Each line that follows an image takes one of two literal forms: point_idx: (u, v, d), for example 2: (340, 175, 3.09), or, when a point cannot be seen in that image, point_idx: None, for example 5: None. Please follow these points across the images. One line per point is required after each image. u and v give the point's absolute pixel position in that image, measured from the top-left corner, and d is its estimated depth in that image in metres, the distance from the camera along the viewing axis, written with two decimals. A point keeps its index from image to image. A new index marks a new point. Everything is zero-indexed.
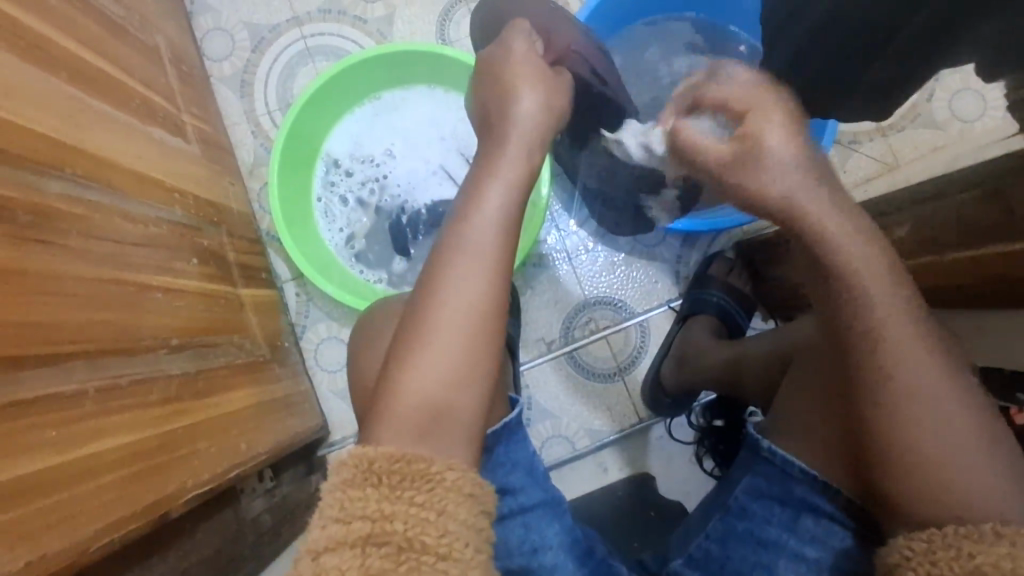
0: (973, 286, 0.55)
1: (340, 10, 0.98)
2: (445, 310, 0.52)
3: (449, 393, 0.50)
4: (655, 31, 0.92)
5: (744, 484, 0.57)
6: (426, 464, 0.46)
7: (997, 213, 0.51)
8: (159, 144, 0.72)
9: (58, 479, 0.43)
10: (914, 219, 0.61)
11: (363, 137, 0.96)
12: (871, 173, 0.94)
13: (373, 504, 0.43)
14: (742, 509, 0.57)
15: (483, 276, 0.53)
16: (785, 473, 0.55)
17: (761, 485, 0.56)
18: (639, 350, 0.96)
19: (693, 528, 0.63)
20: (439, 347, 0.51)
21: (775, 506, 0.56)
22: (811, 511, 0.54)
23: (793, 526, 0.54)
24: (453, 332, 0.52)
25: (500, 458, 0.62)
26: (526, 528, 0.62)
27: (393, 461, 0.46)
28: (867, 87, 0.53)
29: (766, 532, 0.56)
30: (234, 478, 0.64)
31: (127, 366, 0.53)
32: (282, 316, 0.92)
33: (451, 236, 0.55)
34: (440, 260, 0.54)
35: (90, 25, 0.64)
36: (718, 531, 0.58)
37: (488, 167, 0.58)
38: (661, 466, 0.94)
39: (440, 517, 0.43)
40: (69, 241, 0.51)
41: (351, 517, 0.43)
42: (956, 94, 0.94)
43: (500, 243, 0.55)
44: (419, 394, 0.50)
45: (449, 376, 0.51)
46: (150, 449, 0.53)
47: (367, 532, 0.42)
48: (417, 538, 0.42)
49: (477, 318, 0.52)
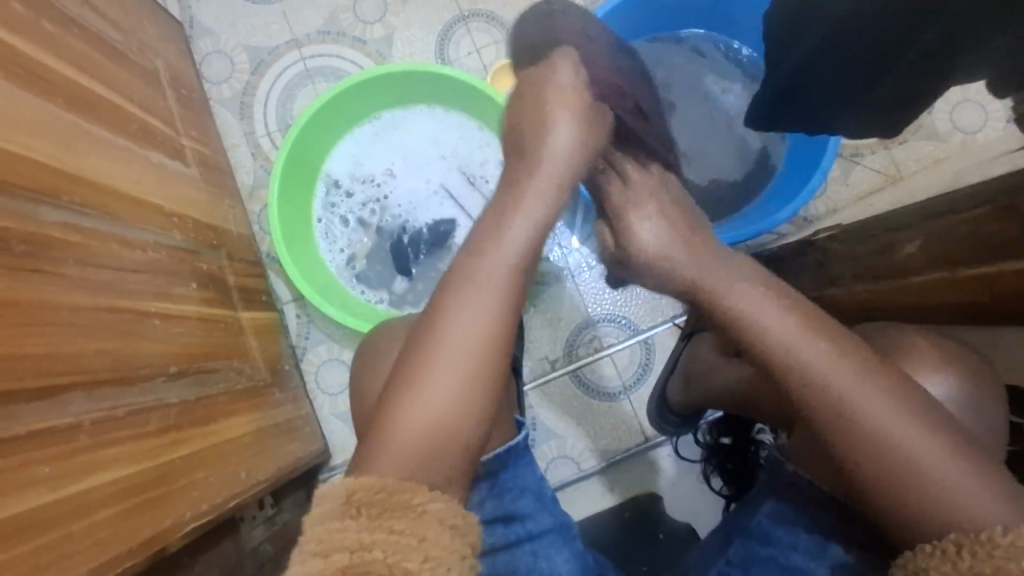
0: (987, 305, 0.54)
1: (340, 31, 0.98)
2: (455, 336, 0.53)
3: (459, 422, 0.50)
4: (667, 52, 0.92)
5: (765, 509, 0.58)
6: (409, 495, 0.44)
7: (1009, 230, 0.49)
8: (157, 168, 0.72)
9: (50, 518, 0.41)
10: (925, 235, 0.59)
11: (363, 157, 0.96)
12: (873, 187, 0.94)
13: (353, 534, 0.41)
14: (766, 534, 0.57)
15: (492, 305, 0.55)
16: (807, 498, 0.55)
17: (783, 511, 0.57)
18: (644, 367, 0.94)
19: (711, 550, 0.62)
20: (447, 375, 0.51)
21: (801, 533, 0.56)
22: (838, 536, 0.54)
23: (818, 553, 0.54)
24: (459, 361, 0.52)
25: (507, 484, 0.63)
26: (536, 557, 0.61)
27: (374, 492, 0.44)
28: (870, 106, 0.53)
29: (790, 559, 0.56)
30: (233, 508, 0.63)
31: (123, 396, 0.52)
32: (282, 339, 0.91)
33: (466, 265, 0.57)
34: (458, 286, 0.56)
35: (88, 51, 0.64)
36: (740, 555, 0.58)
37: (514, 198, 0.60)
38: (669, 486, 0.92)
39: (422, 543, 0.42)
40: (64, 270, 0.50)
41: (331, 549, 0.40)
42: (957, 105, 0.94)
43: (507, 275, 0.56)
44: (425, 422, 0.49)
45: (457, 404, 0.51)
46: (145, 482, 0.52)
47: (347, 563, 0.40)
48: (400, 564, 0.40)
49: (484, 347, 0.53)
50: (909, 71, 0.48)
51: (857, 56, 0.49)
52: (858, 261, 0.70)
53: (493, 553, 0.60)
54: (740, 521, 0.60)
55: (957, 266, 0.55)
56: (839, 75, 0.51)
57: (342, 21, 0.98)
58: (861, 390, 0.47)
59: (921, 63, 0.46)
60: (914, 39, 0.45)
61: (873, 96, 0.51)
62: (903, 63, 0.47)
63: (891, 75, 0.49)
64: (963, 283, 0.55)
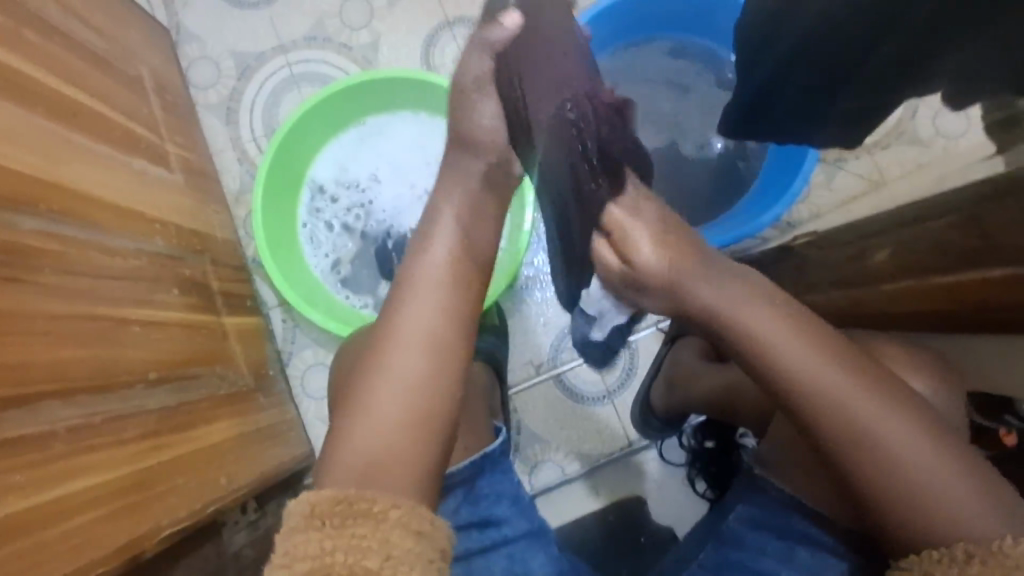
0: (954, 313, 0.55)
1: (326, 37, 0.99)
2: (405, 327, 0.55)
3: (431, 409, 0.53)
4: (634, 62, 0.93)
5: (740, 514, 0.60)
6: (369, 504, 0.46)
7: (973, 238, 0.50)
8: (140, 175, 0.72)
9: (24, 525, 0.42)
10: (894, 243, 0.60)
11: (348, 162, 0.96)
12: (856, 192, 0.94)
13: (316, 543, 0.43)
14: (738, 538, 0.59)
15: (443, 291, 0.57)
16: (776, 501, 0.57)
17: (758, 515, 0.58)
18: (628, 372, 0.95)
19: (687, 555, 0.65)
20: (409, 366, 0.54)
21: (771, 537, 0.57)
22: (810, 543, 0.55)
23: (789, 558, 0.56)
24: (416, 350, 0.54)
25: (482, 491, 0.64)
26: (512, 561, 0.62)
27: (335, 502, 0.46)
28: (840, 117, 0.53)
29: (760, 563, 0.57)
30: (214, 513, 0.63)
31: (101, 403, 0.53)
32: (267, 344, 0.91)
33: (410, 265, 0.59)
34: (403, 279, 0.58)
35: (68, 59, 0.64)
36: (712, 560, 0.60)
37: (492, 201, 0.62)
38: (655, 490, 0.92)
39: (383, 545, 0.43)
40: (43, 277, 0.50)
41: (294, 560, 0.42)
42: (941, 110, 0.94)
43: (450, 268, 0.58)
44: (401, 413, 0.52)
45: (423, 390, 0.53)
46: (123, 487, 0.52)
47: (310, 567, 0.41)
48: (360, 564, 0.42)
49: (442, 332, 0.56)
50: (875, 83, 0.48)
51: (827, 66, 0.49)
52: (834, 268, 0.70)
53: (468, 557, 0.61)
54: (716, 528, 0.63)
55: (925, 275, 0.56)
56: (808, 85, 0.51)
57: (328, 27, 0.99)
58: (833, 397, 0.48)
59: (886, 74, 0.47)
60: (878, 50, 0.46)
61: (840, 106, 0.52)
62: (869, 72, 0.48)
63: (859, 86, 0.49)
64: (930, 291, 0.56)
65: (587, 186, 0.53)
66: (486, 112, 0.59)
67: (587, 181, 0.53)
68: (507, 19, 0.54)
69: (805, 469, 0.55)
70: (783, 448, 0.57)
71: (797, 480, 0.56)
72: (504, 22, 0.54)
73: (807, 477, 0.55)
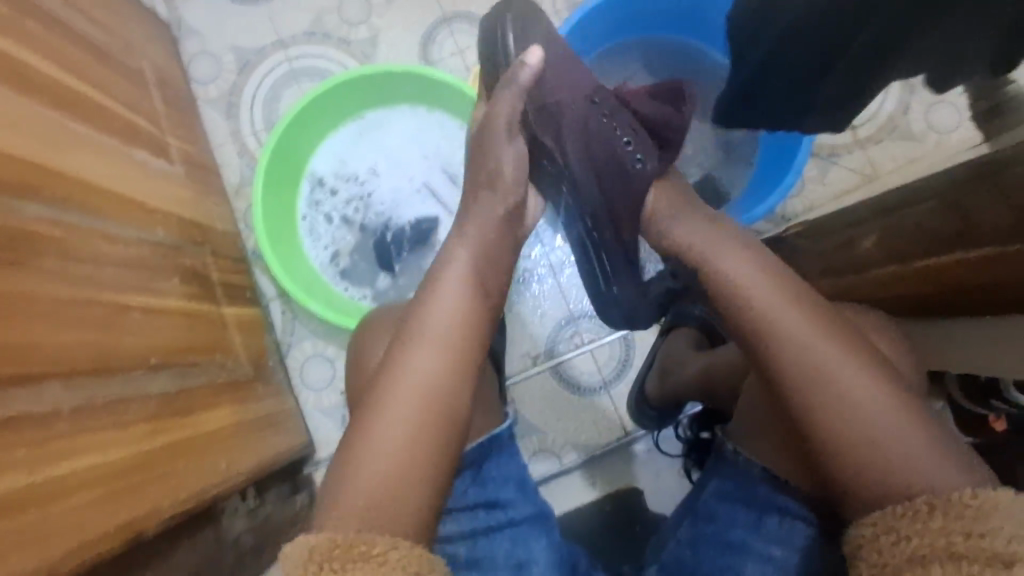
0: (936, 298, 0.56)
1: (325, 32, 1.00)
2: (424, 320, 0.58)
3: (440, 398, 0.55)
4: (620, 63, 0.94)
5: (712, 488, 0.61)
6: (368, 546, 0.45)
7: (954, 222, 0.51)
8: (142, 166, 0.73)
9: (28, 500, 0.43)
10: (881, 229, 0.61)
11: (347, 156, 0.97)
12: (849, 186, 0.95)
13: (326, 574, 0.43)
14: (710, 512, 0.61)
15: (462, 287, 0.60)
16: (749, 475, 0.59)
17: (728, 488, 0.60)
18: (623, 363, 0.96)
19: (666, 533, 0.66)
20: (423, 356, 0.56)
21: (740, 508, 0.59)
22: (776, 511, 0.57)
23: (758, 527, 0.58)
24: (443, 336, 0.57)
25: (489, 474, 0.64)
26: (515, 542, 0.63)
27: (340, 544, 0.45)
28: (829, 106, 0.55)
29: (731, 534, 0.59)
30: (214, 497, 0.64)
31: (103, 386, 0.54)
32: (266, 334, 0.92)
33: (441, 259, 0.62)
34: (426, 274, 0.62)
35: (71, 52, 0.66)
36: (688, 535, 0.61)
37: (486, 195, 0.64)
38: (649, 480, 0.93)
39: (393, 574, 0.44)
40: (45, 262, 0.51)
41: None
42: (933, 105, 0.95)
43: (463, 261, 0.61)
44: (411, 400, 0.54)
45: (434, 379, 0.55)
46: (126, 469, 0.53)
47: None
48: None
49: (459, 328, 0.59)
50: (861, 72, 0.49)
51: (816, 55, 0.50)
52: (824, 257, 0.71)
53: (473, 537, 0.62)
54: (689, 505, 0.63)
55: (908, 259, 0.57)
56: (796, 75, 0.52)
57: (327, 22, 1.00)
58: (821, 378, 0.50)
59: (870, 62, 0.48)
60: (864, 39, 0.47)
61: (829, 95, 0.53)
62: (856, 61, 0.49)
63: (847, 75, 0.50)
64: (914, 275, 0.57)
65: (633, 165, 0.64)
66: (513, 150, 0.66)
67: (634, 158, 0.64)
68: (530, 58, 0.65)
69: (779, 449, 0.57)
70: (752, 425, 0.60)
71: (775, 460, 0.57)
72: (528, 60, 0.65)
73: (780, 455, 0.57)
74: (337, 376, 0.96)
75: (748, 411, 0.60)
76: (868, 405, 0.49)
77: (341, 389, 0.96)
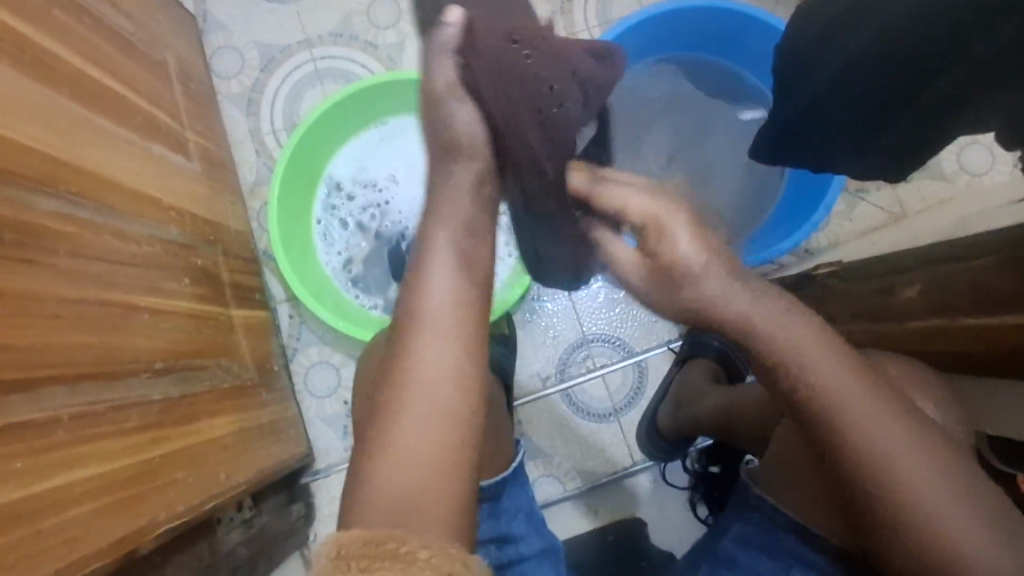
0: (982, 355, 0.54)
1: (353, 34, 0.98)
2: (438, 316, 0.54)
3: (456, 401, 0.51)
4: (667, 74, 0.93)
5: (735, 533, 0.61)
6: (396, 545, 0.42)
7: (1012, 281, 0.49)
8: (158, 161, 0.71)
9: (21, 515, 0.40)
10: (926, 280, 0.59)
11: (367, 161, 0.96)
12: (875, 225, 0.93)
13: None
14: (731, 559, 0.60)
15: (473, 290, 0.56)
16: (772, 523, 0.58)
17: (751, 535, 0.60)
18: (636, 390, 0.94)
19: None
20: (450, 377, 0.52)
21: (765, 558, 0.58)
22: (796, 561, 0.56)
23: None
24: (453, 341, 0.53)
25: (503, 506, 0.63)
26: None
27: (363, 545, 0.42)
28: (879, 147, 0.53)
29: None
30: (210, 510, 0.62)
31: (106, 393, 0.51)
32: (273, 339, 0.90)
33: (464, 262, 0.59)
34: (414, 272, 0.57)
35: (96, 41, 0.64)
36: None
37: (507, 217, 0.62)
38: (654, 511, 0.91)
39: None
40: (55, 261, 0.49)
41: None
42: (964, 147, 0.93)
43: (478, 280, 0.58)
44: (432, 416, 0.50)
45: (458, 397, 0.52)
46: (121, 479, 0.51)
47: None
48: None
49: (486, 340, 0.55)
50: (918, 114, 0.48)
51: (875, 92, 0.48)
52: (860, 299, 0.69)
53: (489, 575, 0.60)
54: (711, 549, 0.64)
55: (957, 314, 0.55)
56: (850, 111, 0.51)
57: (356, 24, 0.98)
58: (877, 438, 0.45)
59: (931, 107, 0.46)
60: (929, 83, 0.45)
61: (883, 135, 0.51)
62: (914, 102, 0.47)
63: (906, 116, 0.49)
64: (966, 332, 0.54)
65: None
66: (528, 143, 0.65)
67: None
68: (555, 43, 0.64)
69: (813, 496, 0.55)
70: (786, 471, 0.58)
71: (811, 511, 0.56)
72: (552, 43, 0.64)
73: (820, 506, 0.55)
74: (341, 385, 0.94)
75: (775, 463, 0.60)
76: (919, 453, 0.45)
77: (345, 399, 0.94)
